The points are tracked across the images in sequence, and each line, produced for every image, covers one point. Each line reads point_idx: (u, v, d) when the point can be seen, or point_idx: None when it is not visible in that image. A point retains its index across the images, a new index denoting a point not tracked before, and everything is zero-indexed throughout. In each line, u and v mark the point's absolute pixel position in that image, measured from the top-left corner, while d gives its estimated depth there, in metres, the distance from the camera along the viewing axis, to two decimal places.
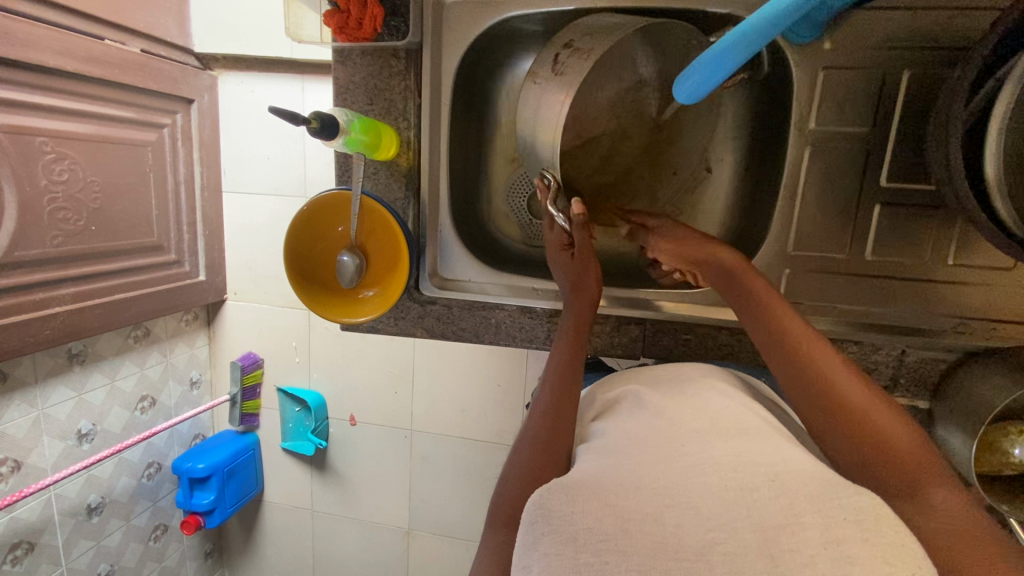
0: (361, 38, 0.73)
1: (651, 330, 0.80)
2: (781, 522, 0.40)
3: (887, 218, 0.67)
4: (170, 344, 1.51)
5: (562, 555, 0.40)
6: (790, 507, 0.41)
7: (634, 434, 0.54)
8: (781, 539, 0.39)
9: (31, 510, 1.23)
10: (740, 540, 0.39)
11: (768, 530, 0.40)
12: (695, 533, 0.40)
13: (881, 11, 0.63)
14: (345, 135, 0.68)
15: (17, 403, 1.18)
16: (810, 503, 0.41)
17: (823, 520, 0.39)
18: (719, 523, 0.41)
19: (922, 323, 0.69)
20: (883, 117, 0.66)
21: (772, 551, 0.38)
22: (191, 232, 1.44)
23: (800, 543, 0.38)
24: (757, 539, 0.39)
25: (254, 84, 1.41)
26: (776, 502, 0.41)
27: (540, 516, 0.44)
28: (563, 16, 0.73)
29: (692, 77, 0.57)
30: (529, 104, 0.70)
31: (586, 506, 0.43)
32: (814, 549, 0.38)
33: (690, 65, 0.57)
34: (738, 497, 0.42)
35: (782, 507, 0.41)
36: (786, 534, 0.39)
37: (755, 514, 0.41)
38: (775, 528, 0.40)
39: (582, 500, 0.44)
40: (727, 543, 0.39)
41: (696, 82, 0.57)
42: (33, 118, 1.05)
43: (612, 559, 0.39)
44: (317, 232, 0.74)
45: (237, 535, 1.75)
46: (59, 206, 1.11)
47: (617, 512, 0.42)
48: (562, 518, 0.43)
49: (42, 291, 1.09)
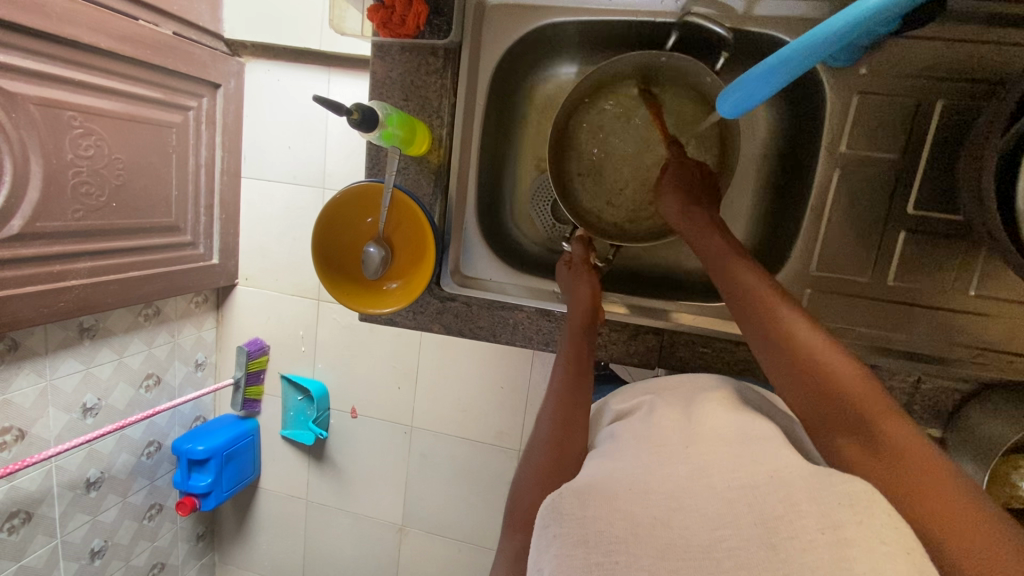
0: (402, 34, 0.74)
1: (669, 340, 0.80)
2: (780, 512, 0.40)
3: (912, 245, 0.67)
4: (178, 325, 1.52)
5: (575, 555, 0.40)
6: (786, 498, 0.41)
7: (652, 441, 0.54)
8: (781, 528, 0.39)
9: (31, 480, 1.24)
10: (743, 535, 0.40)
11: (770, 521, 0.40)
12: (703, 535, 0.40)
13: (916, 41, 0.64)
14: (381, 128, 0.69)
15: (25, 373, 1.19)
16: (806, 493, 0.41)
17: (818, 507, 0.40)
18: (725, 522, 0.41)
19: (938, 352, 0.69)
20: (913, 146, 0.66)
21: (773, 540, 0.39)
22: (207, 215, 1.45)
23: (799, 529, 0.39)
24: (759, 530, 0.40)
25: (280, 73, 1.42)
26: (773, 496, 0.42)
27: (552, 519, 0.44)
28: (602, 26, 0.74)
29: (738, 91, 0.57)
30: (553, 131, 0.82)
31: (598, 512, 0.43)
32: (812, 535, 0.38)
33: (738, 79, 0.57)
34: (741, 495, 0.43)
35: (780, 498, 0.42)
36: (784, 523, 0.39)
37: (758, 508, 0.41)
38: (776, 518, 0.40)
39: (593, 504, 0.44)
40: (731, 538, 0.40)
41: (743, 96, 0.57)
42: (63, 92, 1.06)
43: (623, 560, 0.39)
44: (346, 222, 0.75)
45: (231, 520, 1.75)
46: (82, 180, 1.12)
47: (629, 516, 0.43)
48: (574, 522, 0.43)
49: (60, 262, 1.10)
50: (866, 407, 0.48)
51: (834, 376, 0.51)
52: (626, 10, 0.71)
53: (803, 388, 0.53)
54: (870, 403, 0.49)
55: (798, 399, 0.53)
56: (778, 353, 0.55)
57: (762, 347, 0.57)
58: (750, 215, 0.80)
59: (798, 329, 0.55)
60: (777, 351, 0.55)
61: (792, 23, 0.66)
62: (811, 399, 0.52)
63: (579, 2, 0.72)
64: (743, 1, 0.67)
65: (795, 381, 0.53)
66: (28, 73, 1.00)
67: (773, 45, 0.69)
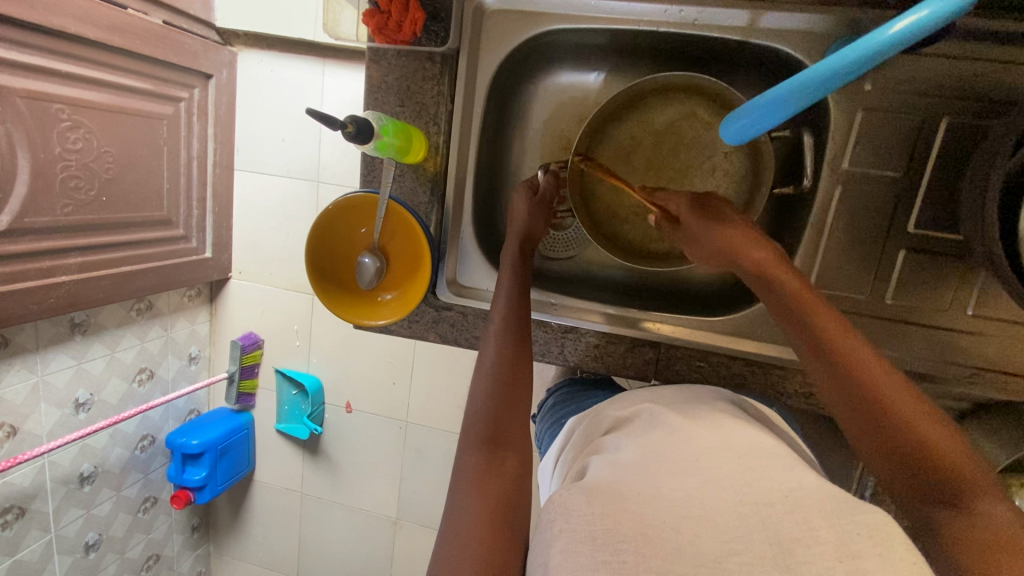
0: (399, 40, 0.72)
1: (665, 354, 0.80)
2: (796, 534, 0.39)
3: (911, 263, 0.67)
4: (171, 319, 1.51)
5: (581, 552, 0.40)
6: (804, 521, 0.40)
7: (652, 450, 0.53)
8: (797, 552, 0.38)
9: (24, 476, 1.24)
10: (755, 551, 0.39)
11: (785, 542, 0.39)
12: (713, 545, 0.40)
13: (923, 57, 0.63)
14: (377, 139, 0.68)
15: (16, 369, 1.18)
16: (825, 519, 0.40)
17: (838, 536, 0.39)
18: (735, 537, 0.40)
19: (934, 370, 0.69)
20: (915, 164, 0.65)
21: (787, 562, 0.38)
22: (200, 208, 1.43)
23: (815, 556, 0.38)
24: (772, 550, 0.39)
25: (273, 64, 1.39)
26: (789, 517, 0.41)
27: (559, 513, 0.44)
28: (606, 33, 0.72)
29: (743, 119, 0.57)
30: (563, 134, 0.82)
31: (605, 509, 0.43)
32: (829, 562, 0.37)
33: (743, 107, 0.56)
34: (753, 512, 0.42)
35: (797, 521, 0.40)
36: (801, 546, 0.39)
37: (771, 527, 0.40)
38: (792, 540, 0.39)
39: (600, 504, 0.43)
40: (743, 555, 0.39)
41: (746, 125, 0.57)
42: (50, 84, 1.03)
43: (632, 559, 0.38)
44: (341, 232, 0.74)
45: (225, 512, 1.76)
46: (71, 174, 1.10)
47: (637, 518, 0.42)
48: (580, 518, 0.43)
49: (49, 258, 1.09)
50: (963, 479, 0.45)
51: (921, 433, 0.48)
52: (630, 19, 0.69)
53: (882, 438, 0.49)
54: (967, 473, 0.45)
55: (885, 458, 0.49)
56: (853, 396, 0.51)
57: (832, 385, 0.52)
58: None
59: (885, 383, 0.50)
60: (864, 405, 0.50)
61: (797, 37, 0.64)
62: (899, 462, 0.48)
63: (580, 9, 0.69)
64: (746, 14, 0.65)
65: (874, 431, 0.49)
66: (13, 65, 0.97)
67: (779, 57, 0.67)
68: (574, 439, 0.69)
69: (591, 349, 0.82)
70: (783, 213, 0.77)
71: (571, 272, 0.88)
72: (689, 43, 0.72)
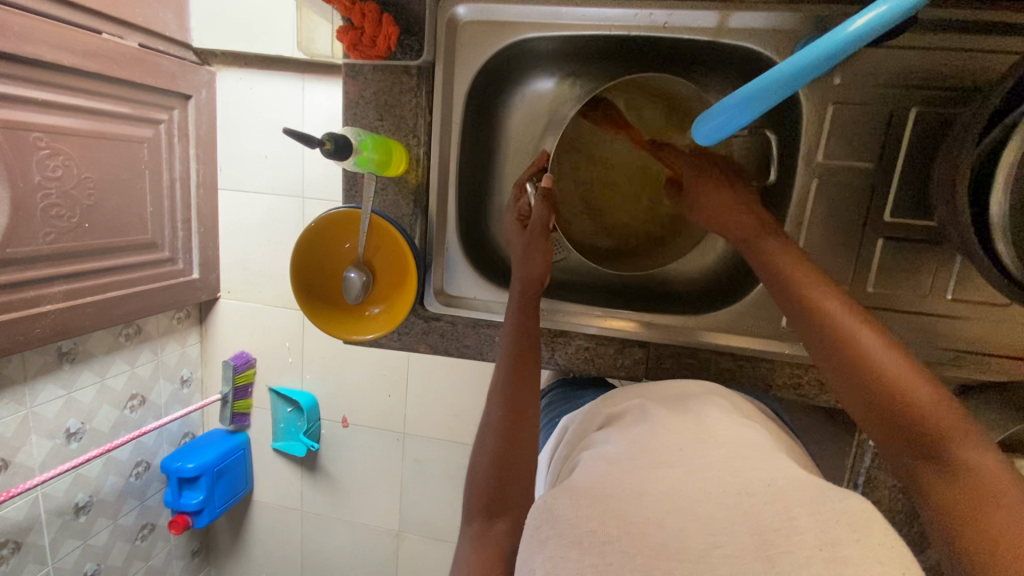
0: (374, 55, 0.72)
1: (654, 353, 0.81)
2: (777, 525, 0.40)
3: (890, 252, 0.68)
4: (161, 342, 1.50)
5: (569, 558, 0.40)
6: (784, 512, 0.41)
7: (639, 446, 0.53)
8: (779, 542, 0.39)
9: (18, 509, 1.22)
10: (740, 543, 0.39)
11: (766, 532, 0.39)
12: (697, 537, 0.40)
13: (888, 50, 0.64)
14: (356, 154, 0.68)
15: (5, 402, 1.16)
16: (805, 509, 0.41)
17: (818, 524, 0.39)
18: (721, 527, 0.40)
19: (920, 356, 0.70)
20: (888, 153, 0.66)
21: (769, 552, 0.38)
22: (185, 229, 1.42)
23: (796, 545, 0.38)
24: (755, 541, 0.39)
25: (252, 81, 1.39)
26: (772, 508, 0.41)
27: (544, 520, 0.44)
28: (581, 39, 0.73)
29: (713, 120, 0.57)
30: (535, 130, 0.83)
31: (590, 512, 0.43)
32: (809, 551, 0.37)
33: (712, 108, 0.57)
34: (738, 502, 0.43)
35: (778, 511, 0.41)
36: (782, 537, 0.39)
37: (754, 517, 0.41)
38: (773, 531, 0.39)
39: (585, 505, 0.44)
40: (727, 546, 0.39)
41: (717, 125, 0.57)
42: (26, 113, 1.03)
43: (616, 561, 0.38)
44: (324, 249, 0.74)
45: (225, 534, 1.74)
46: (52, 202, 1.09)
47: (622, 516, 0.42)
48: (566, 523, 0.43)
49: (33, 288, 1.08)
50: (942, 430, 0.48)
51: (907, 391, 0.50)
52: (602, 25, 0.69)
53: (869, 399, 0.52)
54: (947, 423, 0.48)
55: (868, 413, 0.53)
56: (845, 367, 0.55)
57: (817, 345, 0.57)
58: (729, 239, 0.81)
59: (867, 340, 0.54)
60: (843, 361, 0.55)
61: (765, 35, 0.65)
62: (881, 415, 0.52)
63: (552, 16, 0.70)
64: (716, 15, 0.66)
65: (858, 385, 0.53)
66: None
67: (749, 55, 0.68)
68: (566, 437, 0.68)
69: (582, 352, 0.83)
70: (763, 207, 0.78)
71: (559, 276, 0.88)
72: (664, 45, 0.72)
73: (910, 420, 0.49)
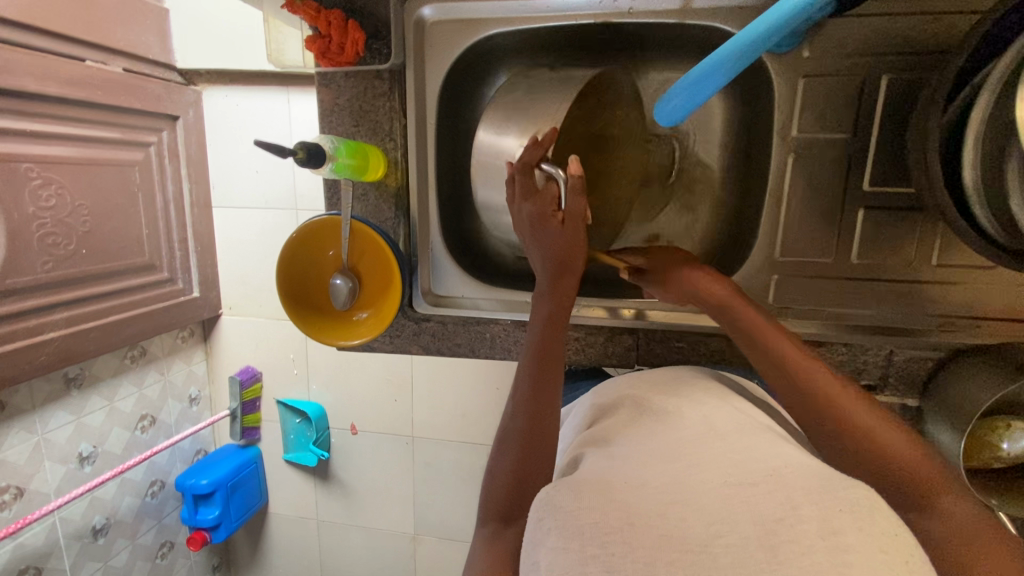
0: (343, 62, 0.73)
1: (644, 339, 0.81)
2: (779, 514, 0.39)
3: (871, 221, 0.68)
4: (167, 362, 1.51)
5: (571, 549, 0.39)
6: (786, 500, 0.40)
7: (637, 441, 0.53)
8: (780, 532, 0.38)
9: (36, 535, 1.24)
10: (741, 531, 0.38)
11: (769, 523, 0.38)
12: (698, 528, 0.39)
13: (856, 18, 0.64)
14: (332, 161, 0.68)
15: (16, 430, 1.18)
16: (810, 499, 0.39)
17: (820, 512, 0.38)
18: (720, 517, 0.39)
19: (909, 324, 0.70)
20: (863, 123, 0.66)
21: (771, 542, 0.37)
22: (183, 249, 1.43)
23: (798, 535, 0.37)
24: (757, 530, 0.38)
25: (238, 99, 1.40)
26: (770, 495, 0.41)
27: (547, 512, 0.43)
28: (551, 31, 0.73)
29: (671, 101, 0.60)
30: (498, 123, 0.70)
31: (592, 503, 0.42)
32: (811, 541, 0.36)
33: (669, 91, 0.59)
34: (735, 492, 0.42)
35: (778, 499, 0.40)
36: (784, 526, 0.38)
37: (754, 509, 0.40)
38: (775, 521, 0.38)
39: (587, 498, 0.43)
40: (729, 535, 0.38)
41: (676, 105, 0.60)
42: (17, 145, 1.04)
43: (618, 551, 0.38)
44: (308, 258, 0.74)
45: (244, 547, 1.75)
46: (48, 231, 1.10)
47: (623, 509, 0.41)
48: (567, 515, 0.42)
49: (36, 317, 1.09)
50: (918, 478, 0.49)
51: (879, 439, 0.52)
52: (566, 16, 0.69)
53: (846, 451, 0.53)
54: (921, 471, 0.49)
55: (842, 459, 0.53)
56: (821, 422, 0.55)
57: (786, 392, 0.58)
58: (714, 220, 0.80)
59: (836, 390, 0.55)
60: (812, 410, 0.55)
61: (734, 13, 0.65)
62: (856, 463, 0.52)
63: (516, 11, 0.70)
64: None
65: (829, 437, 0.54)
66: None
67: (718, 35, 0.68)
68: (564, 434, 0.68)
69: (572, 342, 0.84)
70: (743, 187, 0.77)
71: None
72: (635, 32, 0.72)
73: (886, 466, 0.50)
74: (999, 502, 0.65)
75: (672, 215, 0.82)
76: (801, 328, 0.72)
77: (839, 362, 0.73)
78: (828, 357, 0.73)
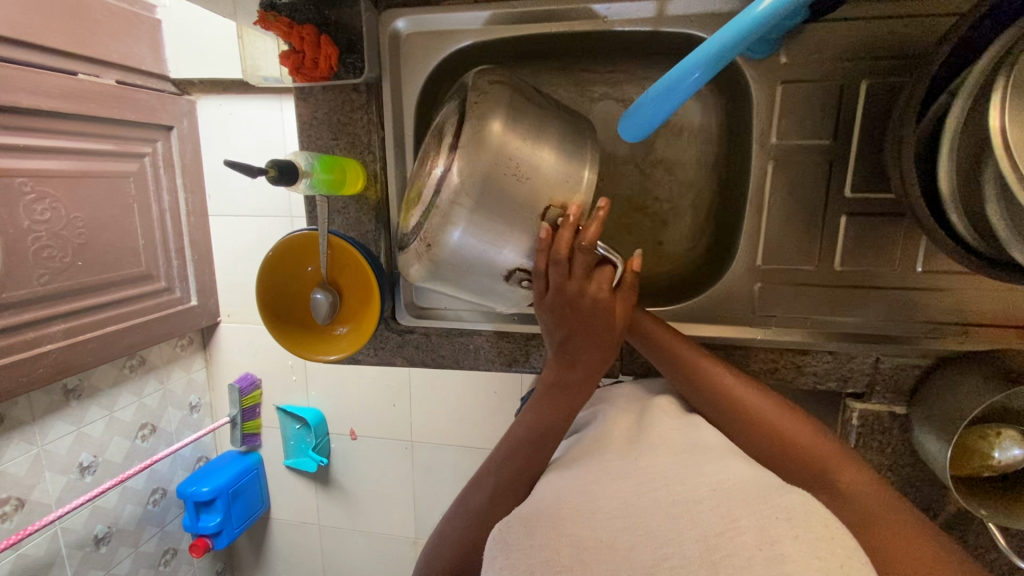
0: (317, 77, 0.72)
1: (628, 349, 0.80)
2: (720, 528, 0.39)
3: (854, 227, 0.66)
4: (167, 370, 1.51)
5: None
6: (725, 514, 0.40)
7: (606, 459, 0.53)
8: (721, 546, 0.37)
9: (38, 545, 1.26)
10: (686, 552, 0.38)
11: (711, 538, 0.38)
12: (647, 551, 0.38)
13: (834, 22, 0.63)
14: (308, 178, 0.68)
15: (16, 442, 1.19)
16: (746, 509, 0.40)
17: (757, 522, 0.39)
18: (667, 539, 0.39)
19: (894, 330, 0.69)
20: (843, 128, 0.65)
21: (713, 560, 0.37)
22: (180, 258, 1.44)
23: (738, 546, 0.37)
24: (699, 548, 0.38)
25: (232, 107, 1.39)
26: (712, 510, 0.40)
27: (499, 550, 0.42)
28: (528, 41, 0.73)
29: (635, 117, 0.59)
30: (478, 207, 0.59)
31: (546, 538, 0.41)
32: (750, 552, 0.36)
33: (634, 106, 0.58)
34: (684, 510, 0.41)
35: (719, 514, 0.40)
36: (724, 540, 0.38)
37: (698, 524, 0.39)
38: (715, 535, 0.38)
39: (540, 532, 0.42)
40: (674, 557, 0.37)
41: (641, 121, 0.59)
42: (12, 160, 1.05)
43: None
44: (289, 271, 0.75)
45: (247, 553, 1.76)
46: (44, 245, 1.11)
47: (574, 541, 0.40)
48: (520, 552, 0.41)
49: (33, 329, 1.10)
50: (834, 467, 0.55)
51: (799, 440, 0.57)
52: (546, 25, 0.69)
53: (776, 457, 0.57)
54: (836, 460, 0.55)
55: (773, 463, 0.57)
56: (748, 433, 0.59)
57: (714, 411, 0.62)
58: (698, 227, 0.80)
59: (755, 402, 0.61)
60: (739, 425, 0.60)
61: (708, 20, 0.64)
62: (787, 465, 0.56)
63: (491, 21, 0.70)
64: (653, 5, 0.65)
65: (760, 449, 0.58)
66: None
67: (694, 42, 0.67)
68: None
69: None
70: (727, 194, 0.77)
71: None
72: (615, 39, 0.71)
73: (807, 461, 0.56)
74: (987, 512, 0.64)
75: (656, 223, 0.81)
76: (785, 335, 0.72)
77: (826, 370, 0.73)
78: (814, 364, 0.73)
